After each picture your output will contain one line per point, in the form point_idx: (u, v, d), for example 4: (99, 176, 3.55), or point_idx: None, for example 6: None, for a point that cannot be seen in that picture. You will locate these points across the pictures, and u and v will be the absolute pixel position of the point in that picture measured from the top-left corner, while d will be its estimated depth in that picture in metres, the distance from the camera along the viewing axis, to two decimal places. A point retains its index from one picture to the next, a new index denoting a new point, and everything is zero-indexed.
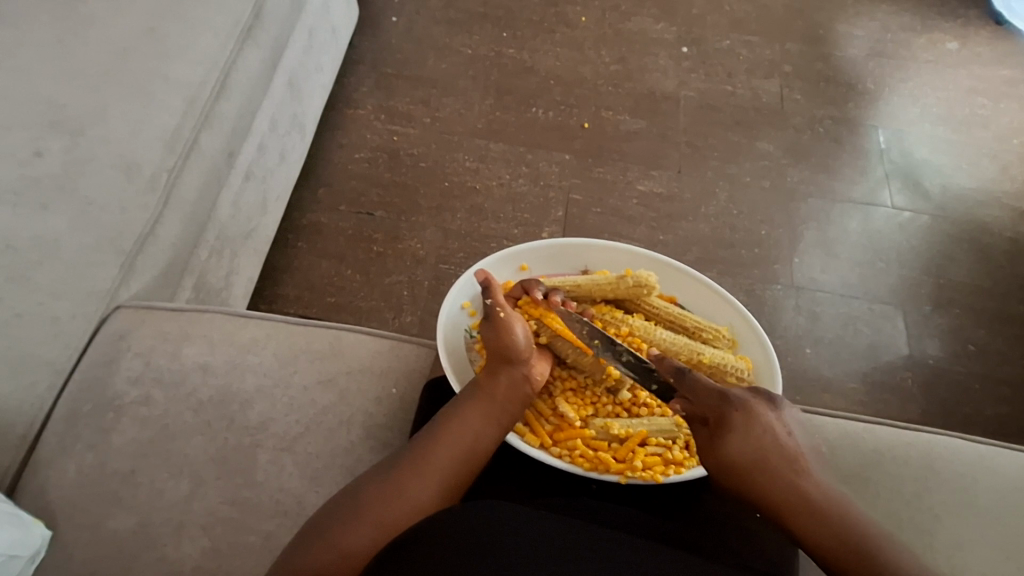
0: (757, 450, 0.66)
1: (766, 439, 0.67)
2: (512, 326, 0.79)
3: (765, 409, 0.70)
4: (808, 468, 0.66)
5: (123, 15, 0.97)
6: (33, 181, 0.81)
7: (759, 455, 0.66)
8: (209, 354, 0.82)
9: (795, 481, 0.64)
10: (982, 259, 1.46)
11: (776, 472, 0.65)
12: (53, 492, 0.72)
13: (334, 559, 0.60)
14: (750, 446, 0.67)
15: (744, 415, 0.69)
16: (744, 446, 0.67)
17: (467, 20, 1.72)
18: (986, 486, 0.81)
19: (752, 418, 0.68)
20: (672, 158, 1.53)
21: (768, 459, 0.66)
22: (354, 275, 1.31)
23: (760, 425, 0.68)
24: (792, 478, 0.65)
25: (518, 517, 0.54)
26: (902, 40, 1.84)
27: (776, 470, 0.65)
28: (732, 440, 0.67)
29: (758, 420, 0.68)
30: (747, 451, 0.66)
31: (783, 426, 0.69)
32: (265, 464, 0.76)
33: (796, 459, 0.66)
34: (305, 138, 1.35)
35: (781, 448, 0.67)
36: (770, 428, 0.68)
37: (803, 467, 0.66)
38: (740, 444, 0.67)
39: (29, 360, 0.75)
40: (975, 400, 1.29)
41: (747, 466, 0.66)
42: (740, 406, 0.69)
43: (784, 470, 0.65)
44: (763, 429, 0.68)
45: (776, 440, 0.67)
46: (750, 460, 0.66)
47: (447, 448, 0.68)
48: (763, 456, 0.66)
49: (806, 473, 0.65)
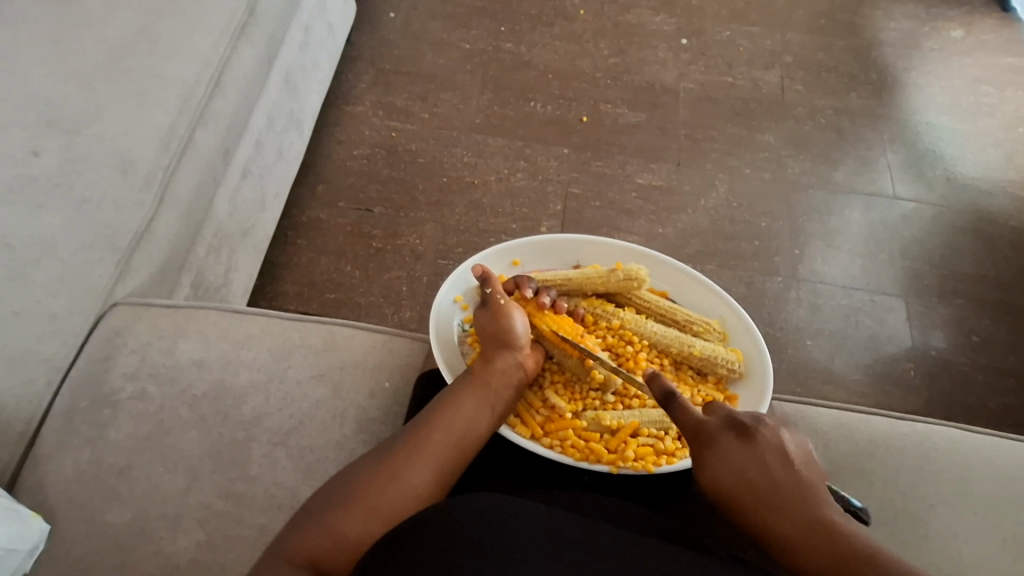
0: (729, 488, 0.63)
1: (738, 472, 0.63)
2: (511, 313, 0.80)
3: (738, 440, 0.65)
4: (785, 497, 0.61)
5: (118, 15, 0.98)
6: (30, 180, 0.82)
7: (733, 493, 0.63)
8: (204, 350, 0.83)
9: (771, 516, 0.61)
10: (986, 249, 1.45)
11: (751, 507, 0.62)
12: (51, 486, 0.73)
13: (329, 543, 0.60)
14: (721, 484, 0.64)
15: (711, 451, 0.65)
16: (716, 487, 0.64)
17: (465, 15, 1.72)
18: (983, 476, 0.80)
19: (719, 454, 0.65)
20: (671, 151, 1.52)
21: (740, 499, 0.62)
22: (354, 271, 1.31)
23: (731, 460, 0.64)
24: (767, 514, 0.61)
25: (510, 510, 0.53)
26: (907, 28, 1.81)
27: (751, 509, 0.62)
28: (705, 479, 0.65)
29: (726, 455, 0.65)
30: (721, 491, 0.64)
31: (757, 453, 0.64)
32: (259, 458, 0.76)
33: (772, 488, 0.62)
34: (302, 135, 1.36)
35: (753, 483, 0.62)
36: (740, 462, 0.64)
37: (780, 495, 0.61)
38: (712, 483, 0.64)
39: (28, 357, 0.76)
40: (979, 392, 1.28)
41: (726, 507, 0.63)
42: (709, 439, 0.66)
43: (760, 504, 0.61)
44: (734, 462, 0.64)
45: (747, 474, 0.63)
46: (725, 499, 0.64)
47: (442, 435, 0.68)
48: (738, 494, 0.63)
49: (787, 501, 0.61)
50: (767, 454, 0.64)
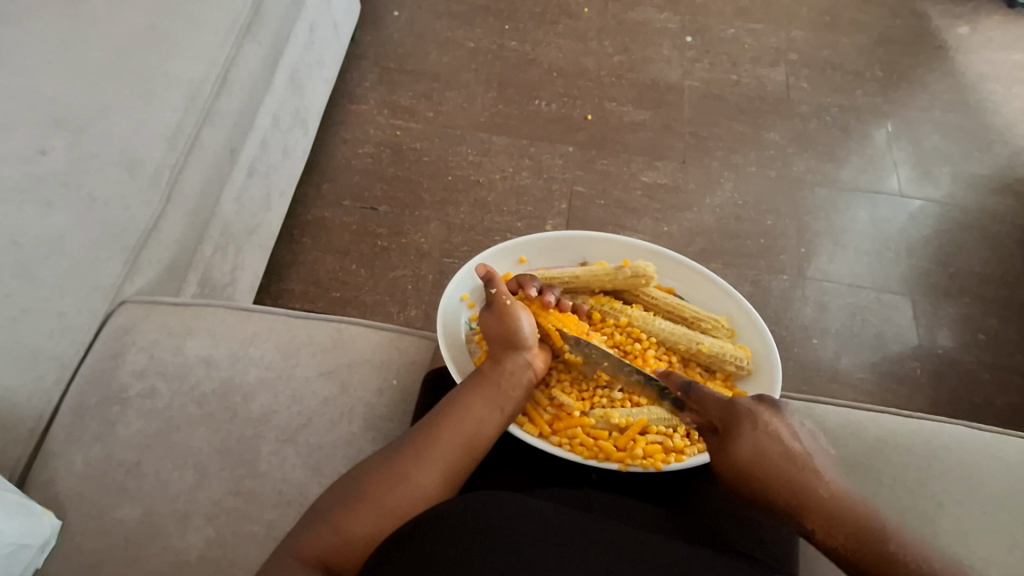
0: (767, 451, 0.65)
1: (775, 440, 0.66)
2: (517, 314, 0.80)
3: (771, 416, 0.68)
4: (816, 469, 0.65)
5: (124, 14, 0.98)
6: (39, 179, 0.82)
7: (770, 462, 0.65)
8: (212, 348, 0.83)
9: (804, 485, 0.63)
10: (993, 247, 1.44)
11: (787, 471, 0.64)
12: (61, 483, 0.74)
13: (338, 542, 0.60)
14: (760, 453, 0.65)
15: (749, 419, 0.67)
16: (752, 454, 0.65)
17: (469, 13, 1.72)
18: (991, 474, 0.80)
19: (757, 421, 0.67)
20: (676, 149, 1.52)
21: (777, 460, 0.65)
22: (359, 269, 1.32)
23: (769, 431, 0.66)
24: (803, 479, 0.63)
25: (518, 508, 0.53)
26: (913, 25, 1.81)
27: (786, 477, 0.64)
28: (740, 447, 0.66)
29: (765, 423, 0.67)
30: (756, 460, 0.65)
31: (789, 430, 0.68)
32: (268, 455, 0.77)
33: (804, 462, 0.65)
34: (307, 133, 1.36)
35: (790, 455, 0.65)
36: (776, 434, 0.67)
37: (812, 466, 0.65)
38: (748, 450, 0.65)
39: (37, 354, 0.76)
40: (985, 390, 1.28)
41: (757, 468, 0.65)
42: (746, 413, 0.68)
43: (795, 469, 0.64)
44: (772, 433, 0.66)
45: (783, 443, 0.66)
46: (758, 467, 0.65)
47: (452, 435, 0.68)
48: (773, 462, 0.65)
49: (817, 472, 0.64)
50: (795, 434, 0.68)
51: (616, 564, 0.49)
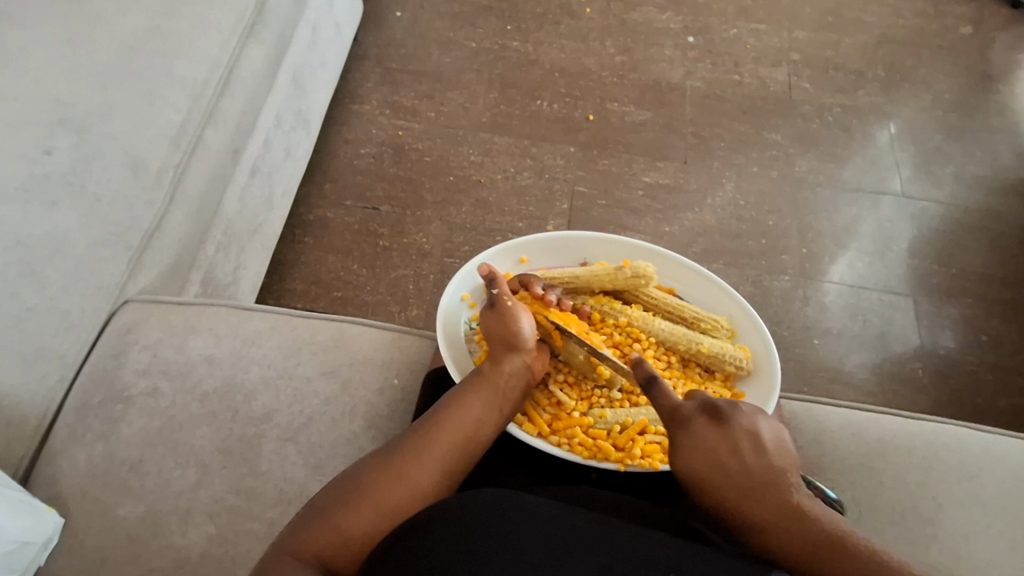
0: (703, 478, 0.61)
1: (712, 460, 0.61)
2: (518, 315, 0.80)
3: (712, 428, 0.63)
4: (762, 485, 0.60)
5: (129, 15, 0.99)
6: (43, 180, 0.83)
7: (707, 484, 0.61)
8: (215, 347, 0.84)
9: (746, 504, 0.59)
10: (995, 248, 1.44)
11: (726, 496, 0.60)
12: (65, 480, 0.74)
13: (337, 540, 0.61)
14: (698, 473, 0.62)
15: (687, 438, 0.64)
16: (689, 475, 0.62)
17: (472, 13, 1.72)
18: (991, 476, 0.80)
19: (693, 439, 0.63)
20: (677, 149, 1.53)
21: (713, 486, 0.61)
22: (361, 269, 1.32)
23: (705, 450, 0.62)
24: (743, 501, 0.59)
25: (521, 506, 0.53)
26: (917, 25, 1.80)
27: (726, 498, 0.60)
28: (680, 470, 0.63)
29: (702, 439, 0.63)
30: (699, 485, 0.62)
31: (731, 439, 0.62)
32: (269, 453, 0.77)
33: (748, 477, 0.60)
34: (310, 134, 1.36)
35: (729, 471, 0.61)
36: (714, 453, 0.62)
37: (755, 483, 0.60)
38: (688, 475, 0.62)
39: (41, 352, 0.77)
40: (987, 391, 1.28)
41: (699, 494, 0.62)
42: (686, 427, 0.64)
43: (735, 493, 0.60)
44: (711, 449, 0.62)
45: (723, 462, 0.61)
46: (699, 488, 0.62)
47: (448, 435, 0.68)
48: (714, 485, 0.61)
49: (760, 491, 0.60)
50: (740, 439, 0.62)
51: (623, 565, 0.49)
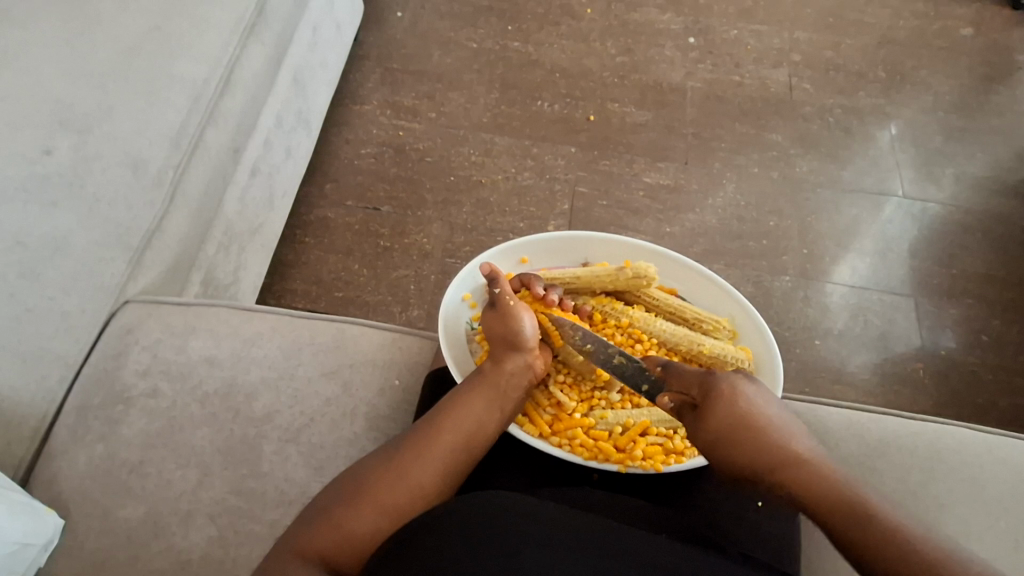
0: (742, 416, 0.66)
1: (749, 404, 0.67)
2: (519, 314, 0.80)
3: (753, 386, 0.70)
4: (792, 432, 0.65)
5: (129, 14, 0.99)
6: (42, 179, 0.83)
7: (745, 421, 0.65)
8: (216, 347, 0.84)
9: (779, 441, 0.63)
10: (996, 248, 1.44)
11: (760, 432, 0.64)
12: (65, 481, 0.74)
13: (338, 540, 0.60)
14: (738, 412, 0.66)
15: (727, 384, 0.69)
16: (729, 413, 0.66)
17: (472, 14, 1.72)
18: (994, 476, 0.80)
19: (732, 386, 0.69)
20: (678, 150, 1.52)
21: (750, 424, 0.65)
22: (362, 269, 1.32)
23: (743, 395, 0.68)
24: (777, 438, 0.64)
25: (522, 509, 0.53)
26: (917, 26, 1.80)
27: (761, 434, 0.64)
28: (721, 403, 0.67)
29: (741, 389, 0.69)
30: (737, 420, 0.66)
31: (767, 399, 0.69)
32: (270, 454, 0.77)
33: (782, 424, 0.65)
34: (310, 134, 1.36)
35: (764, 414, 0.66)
36: (752, 399, 0.68)
37: (787, 430, 0.65)
38: (728, 408, 0.67)
39: (42, 353, 0.77)
40: (988, 391, 1.28)
41: (733, 431, 0.65)
42: (730, 378, 0.70)
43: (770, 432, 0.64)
44: (753, 396, 0.68)
45: (758, 408, 0.67)
46: (736, 426, 0.65)
47: (450, 434, 0.68)
48: (753, 419, 0.65)
49: (791, 435, 0.64)
50: (773, 403, 0.69)
51: (626, 568, 0.49)
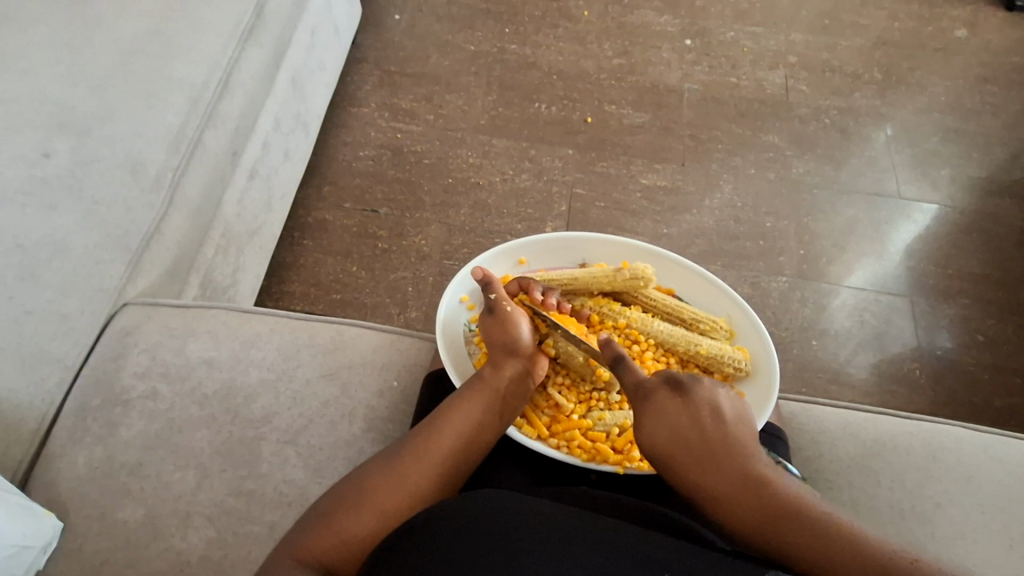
0: (664, 450, 0.63)
1: (670, 431, 0.63)
2: (517, 320, 0.81)
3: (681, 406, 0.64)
4: (718, 451, 0.60)
5: (128, 17, 1.00)
6: (42, 182, 0.84)
7: (667, 453, 0.63)
8: (214, 349, 0.84)
9: (702, 472, 0.60)
10: (992, 248, 1.45)
11: (683, 464, 0.61)
12: (63, 483, 0.74)
13: (339, 544, 0.61)
14: (661, 443, 0.63)
15: (649, 413, 0.65)
16: (653, 446, 0.63)
17: (470, 16, 1.72)
18: (989, 475, 0.80)
19: (654, 412, 0.65)
20: (675, 151, 1.53)
21: (672, 455, 0.62)
22: (360, 271, 1.32)
23: (664, 422, 0.64)
24: (700, 468, 0.60)
25: (521, 509, 0.53)
26: (912, 28, 1.81)
27: (685, 464, 0.61)
28: (643, 440, 0.65)
29: (663, 413, 0.64)
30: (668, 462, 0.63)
31: (693, 411, 0.64)
32: (269, 456, 0.77)
33: (706, 446, 0.61)
34: (308, 136, 1.37)
35: (686, 438, 0.62)
36: (675, 421, 0.63)
37: (712, 451, 0.61)
38: (650, 442, 0.64)
39: (40, 355, 0.77)
40: (985, 391, 1.28)
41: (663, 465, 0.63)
42: (649, 399, 0.66)
43: (691, 463, 0.61)
44: (672, 421, 0.63)
45: (681, 429, 0.63)
46: (664, 458, 0.63)
47: (448, 438, 0.68)
48: (674, 453, 0.62)
49: (717, 457, 0.60)
50: (701, 411, 0.64)
51: (626, 570, 0.49)
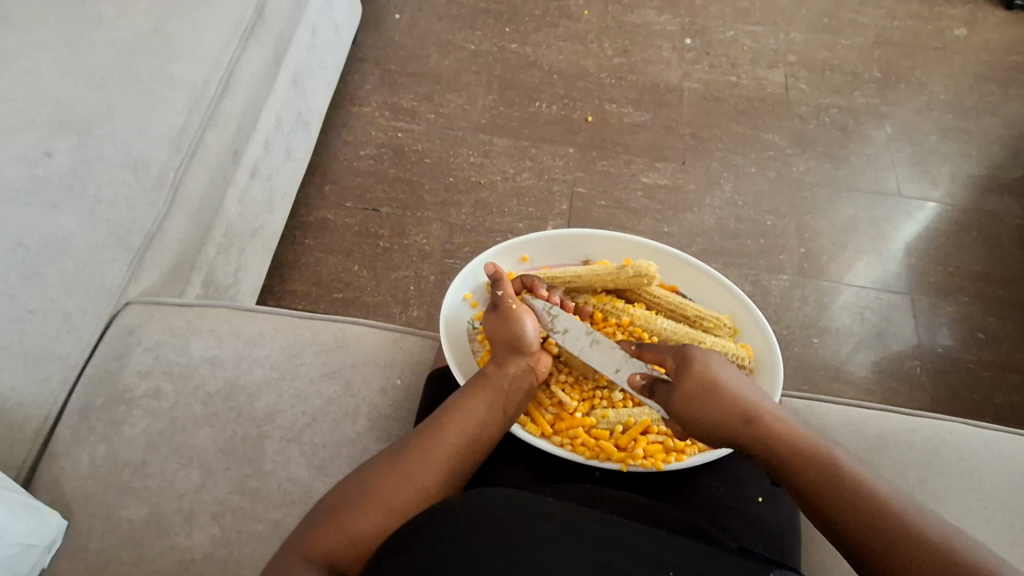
0: (709, 384, 0.70)
1: (715, 373, 0.72)
2: (521, 317, 0.80)
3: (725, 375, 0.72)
4: (754, 393, 0.70)
5: (128, 16, 1.00)
6: (44, 181, 0.83)
7: (711, 387, 0.70)
8: (217, 348, 0.84)
9: (742, 403, 0.68)
10: (992, 245, 1.45)
11: (726, 396, 0.69)
12: (67, 482, 0.74)
13: (344, 542, 0.61)
14: (705, 379, 0.71)
15: (697, 358, 0.73)
16: (699, 380, 0.71)
17: (470, 16, 1.72)
18: (991, 471, 0.81)
19: (702, 358, 0.73)
20: (676, 150, 1.53)
21: (716, 388, 0.70)
22: (362, 270, 1.32)
23: (711, 366, 0.72)
24: (741, 400, 0.69)
25: (524, 504, 0.53)
26: (912, 26, 1.82)
27: (727, 396, 0.69)
28: (687, 377, 0.72)
29: (710, 361, 0.73)
30: (705, 414, 0.70)
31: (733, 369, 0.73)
32: (273, 454, 0.77)
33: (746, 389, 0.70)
34: (310, 136, 1.37)
35: (729, 380, 0.71)
36: (721, 367, 0.73)
37: (751, 393, 0.70)
38: (695, 379, 0.71)
39: (43, 355, 0.77)
40: (987, 389, 1.29)
41: (702, 398, 0.70)
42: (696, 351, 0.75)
43: (733, 396, 0.69)
44: (718, 367, 0.72)
45: (724, 374, 0.72)
46: (706, 391, 0.70)
47: (453, 436, 0.69)
48: (720, 386, 0.70)
49: (754, 397, 0.69)
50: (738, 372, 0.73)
51: (631, 566, 0.49)
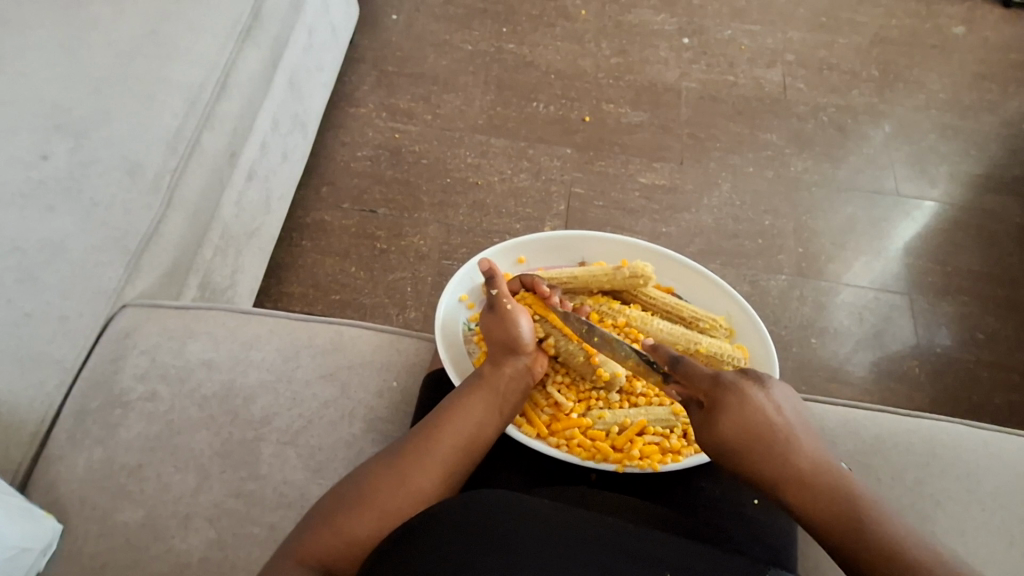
0: (748, 432, 0.63)
1: (754, 414, 0.63)
2: (517, 317, 0.80)
3: (754, 387, 0.66)
4: (795, 439, 0.63)
5: (124, 17, 1.00)
6: (39, 184, 0.83)
7: (748, 436, 0.63)
8: (213, 350, 0.84)
9: (783, 456, 0.62)
10: (991, 245, 1.45)
11: (764, 448, 0.62)
12: (63, 485, 0.74)
13: (340, 545, 0.61)
14: (741, 427, 0.63)
15: (735, 394, 0.64)
16: (737, 427, 0.63)
17: (467, 16, 1.72)
18: (988, 472, 0.81)
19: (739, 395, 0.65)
20: (674, 150, 1.53)
21: (757, 436, 0.63)
22: (359, 272, 1.32)
23: (748, 407, 0.64)
24: (781, 450, 0.62)
25: (519, 508, 0.53)
26: (910, 25, 1.81)
27: (766, 447, 0.62)
28: (723, 422, 0.64)
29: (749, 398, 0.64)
30: (743, 467, 0.63)
31: (771, 400, 0.66)
32: (269, 457, 0.77)
33: (786, 433, 0.63)
34: (307, 137, 1.37)
35: (770, 422, 0.63)
36: (759, 404, 0.64)
37: (791, 439, 0.63)
38: (732, 426, 0.63)
39: (39, 358, 0.77)
40: (985, 388, 1.28)
41: (737, 449, 0.63)
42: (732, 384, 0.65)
43: (773, 448, 0.62)
44: (756, 404, 0.64)
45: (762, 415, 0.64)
46: (743, 441, 0.63)
47: (448, 440, 0.68)
48: (760, 433, 0.63)
49: (794, 444, 0.63)
50: (775, 402, 0.66)
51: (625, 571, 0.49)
